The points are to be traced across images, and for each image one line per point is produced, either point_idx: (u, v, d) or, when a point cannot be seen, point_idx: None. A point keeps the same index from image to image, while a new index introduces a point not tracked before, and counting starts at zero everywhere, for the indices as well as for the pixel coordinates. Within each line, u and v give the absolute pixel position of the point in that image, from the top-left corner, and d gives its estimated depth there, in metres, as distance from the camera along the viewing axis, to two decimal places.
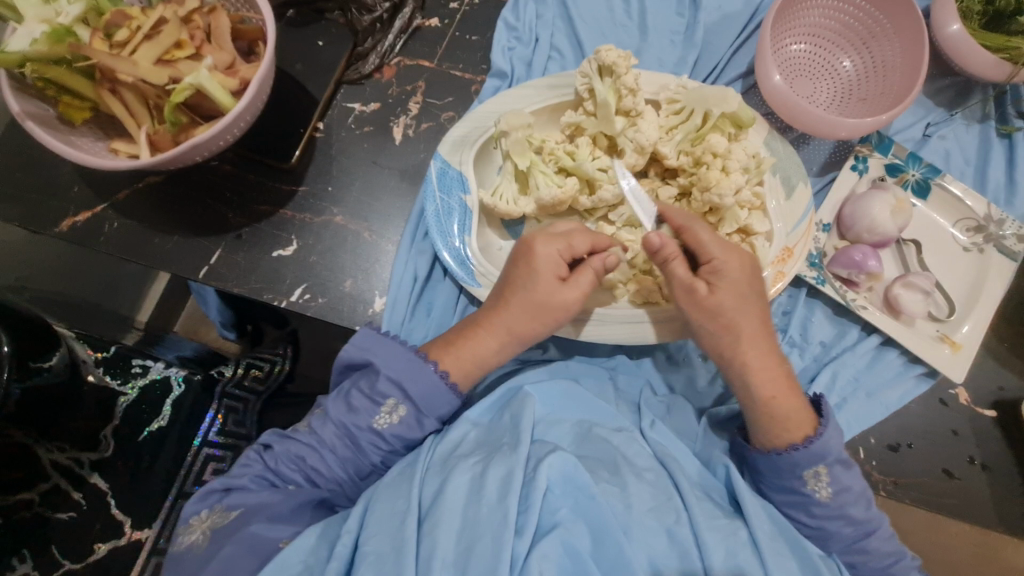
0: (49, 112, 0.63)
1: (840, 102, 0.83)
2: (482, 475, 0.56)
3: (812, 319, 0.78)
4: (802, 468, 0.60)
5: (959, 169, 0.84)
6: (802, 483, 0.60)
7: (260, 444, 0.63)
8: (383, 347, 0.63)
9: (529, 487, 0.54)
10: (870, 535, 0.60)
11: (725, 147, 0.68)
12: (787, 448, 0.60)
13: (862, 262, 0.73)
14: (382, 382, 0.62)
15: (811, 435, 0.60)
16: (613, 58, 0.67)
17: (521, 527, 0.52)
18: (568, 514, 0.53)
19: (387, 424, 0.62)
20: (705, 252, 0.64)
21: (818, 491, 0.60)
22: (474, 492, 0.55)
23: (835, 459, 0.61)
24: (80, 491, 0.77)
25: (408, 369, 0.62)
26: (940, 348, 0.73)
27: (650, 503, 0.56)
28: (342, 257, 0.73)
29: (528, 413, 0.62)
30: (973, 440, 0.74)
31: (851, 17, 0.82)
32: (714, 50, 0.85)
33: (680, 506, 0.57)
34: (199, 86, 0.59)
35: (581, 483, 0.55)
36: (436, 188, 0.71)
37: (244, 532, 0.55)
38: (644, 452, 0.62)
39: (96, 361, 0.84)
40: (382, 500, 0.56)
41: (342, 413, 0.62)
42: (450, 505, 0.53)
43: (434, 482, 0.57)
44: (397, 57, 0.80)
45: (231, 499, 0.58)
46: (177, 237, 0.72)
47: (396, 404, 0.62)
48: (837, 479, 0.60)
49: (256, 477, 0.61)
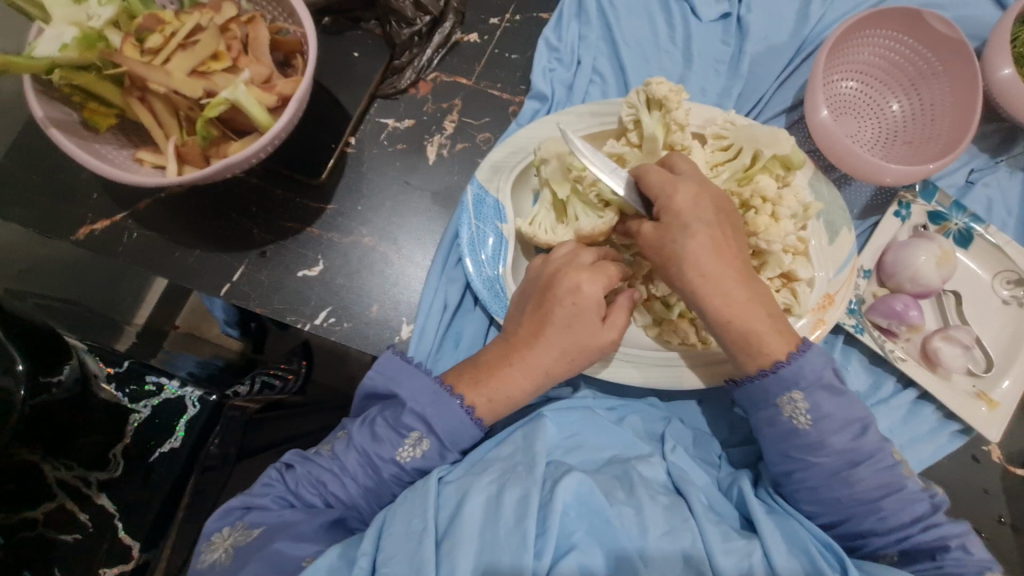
0: (72, 117, 0.59)
1: (885, 143, 0.81)
2: (498, 496, 0.55)
3: (848, 368, 0.75)
4: (774, 394, 0.58)
5: (1001, 218, 0.83)
6: (780, 411, 0.59)
7: (282, 462, 0.62)
8: (407, 376, 0.60)
9: (545, 509, 0.54)
10: (857, 463, 0.57)
11: (775, 191, 0.65)
12: (758, 374, 0.59)
13: (904, 312, 0.71)
14: (407, 415, 0.59)
15: (781, 361, 0.58)
16: (664, 92, 0.64)
17: (539, 549, 0.52)
18: (583, 537, 0.53)
19: (410, 458, 0.59)
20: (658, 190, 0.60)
21: (796, 419, 0.58)
22: (491, 513, 0.54)
23: (817, 384, 0.58)
24: (86, 512, 0.73)
25: (433, 401, 0.59)
26: (976, 405, 0.72)
27: (664, 526, 0.55)
28: (369, 281, 0.71)
29: (543, 435, 0.62)
30: (1003, 499, 0.73)
31: (901, 57, 0.80)
32: (759, 82, 0.83)
33: (694, 527, 0.56)
34: (235, 102, 0.57)
35: (595, 505, 0.55)
36: (471, 215, 0.68)
37: (269, 549, 0.54)
38: (660, 474, 0.63)
39: (107, 376, 0.79)
40: (398, 518, 0.55)
41: (366, 441, 0.59)
42: (469, 525, 0.53)
43: (451, 501, 0.56)
44: (433, 73, 0.78)
45: (252, 516, 0.57)
46: (199, 251, 0.69)
47: (420, 437, 0.59)
48: (817, 406, 0.57)
49: (277, 497, 0.59)
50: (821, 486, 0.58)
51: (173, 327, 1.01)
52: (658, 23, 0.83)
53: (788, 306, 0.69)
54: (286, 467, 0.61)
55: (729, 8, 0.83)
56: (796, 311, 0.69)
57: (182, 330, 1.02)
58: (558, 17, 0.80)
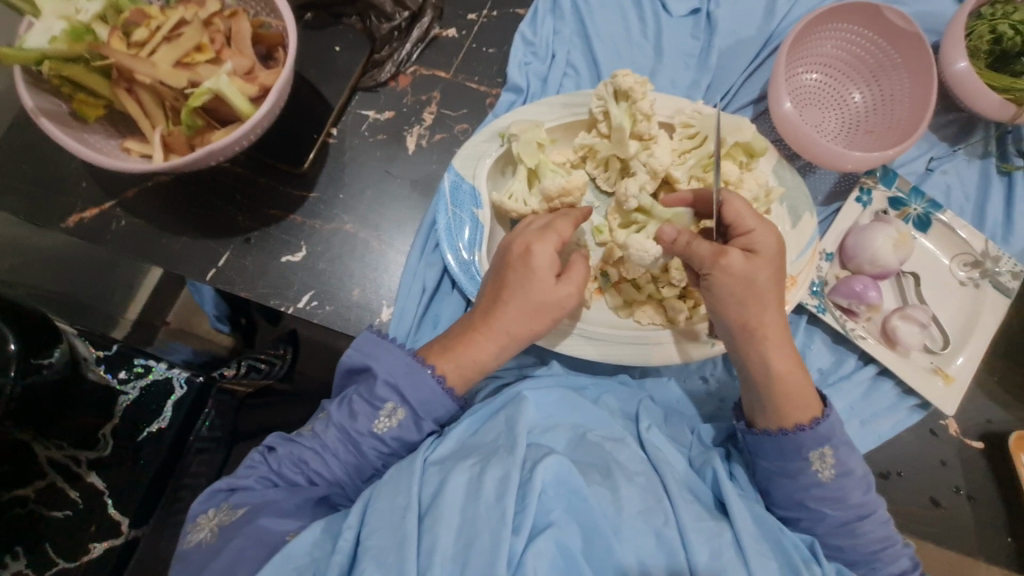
0: (62, 108, 0.62)
1: (848, 133, 0.85)
2: (480, 475, 0.57)
3: (811, 347, 0.79)
4: (807, 448, 0.61)
5: (959, 204, 0.86)
6: (808, 463, 0.62)
7: (263, 446, 0.64)
8: (382, 351, 0.63)
9: (525, 490, 0.56)
10: (863, 517, 0.61)
11: (737, 176, 0.70)
12: (793, 428, 0.62)
13: (863, 292, 0.75)
14: (381, 387, 0.62)
15: (818, 418, 0.62)
16: (630, 84, 0.68)
17: (518, 526, 0.53)
18: (561, 515, 0.55)
19: (387, 428, 0.62)
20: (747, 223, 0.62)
21: (821, 472, 0.61)
22: (473, 492, 0.56)
23: (839, 440, 0.62)
24: (76, 489, 0.76)
25: (406, 372, 0.62)
26: (932, 380, 0.75)
27: (639, 505, 0.58)
28: (351, 266, 0.73)
29: (524, 417, 0.63)
30: (960, 471, 0.76)
31: (863, 49, 0.84)
32: (727, 75, 0.86)
33: (669, 508, 0.59)
34: (218, 91, 0.59)
35: (574, 485, 0.57)
36: (448, 202, 0.71)
37: (252, 525, 0.56)
38: (637, 456, 0.64)
39: (96, 359, 0.81)
40: (382, 496, 0.57)
41: (343, 419, 0.62)
42: (451, 503, 0.55)
43: (433, 481, 0.58)
44: (413, 66, 0.80)
45: (236, 497, 0.60)
46: (185, 238, 0.72)
47: (395, 408, 0.62)
48: (841, 461, 0.62)
49: (261, 477, 0.61)
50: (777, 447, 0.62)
51: None
52: (630, 18, 0.86)
53: None
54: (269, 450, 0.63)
55: (698, 4, 0.87)
56: None
57: None
58: (534, 12, 0.83)
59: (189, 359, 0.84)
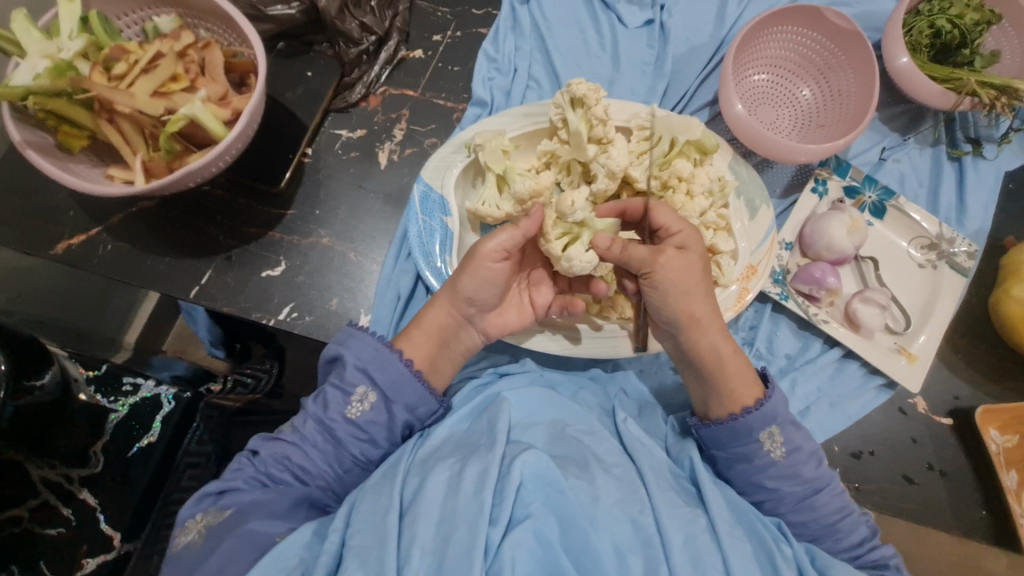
0: (48, 140, 0.66)
1: (801, 128, 0.88)
2: (460, 473, 0.59)
3: (778, 334, 0.82)
4: (757, 430, 0.64)
5: (913, 190, 0.90)
6: (760, 445, 0.64)
7: (248, 450, 0.65)
8: (353, 340, 0.66)
9: (503, 483, 0.57)
10: (818, 491, 0.64)
11: (690, 171, 0.72)
12: (741, 412, 0.65)
13: (821, 278, 0.78)
14: (350, 371, 0.64)
15: (761, 399, 0.65)
16: (584, 91, 0.72)
17: (495, 518, 0.55)
18: (539, 508, 0.56)
19: (360, 412, 0.64)
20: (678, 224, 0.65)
21: (773, 452, 0.64)
22: (452, 489, 0.57)
23: (785, 420, 0.66)
24: (69, 506, 0.78)
25: (375, 358, 0.65)
26: (896, 359, 0.78)
27: (616, 495, 0.60)
28: (329, 277, 0.76)
29: (504, 416, 0.65)
30: (931, 447, 0.78)
31: (809, 49, 0.88)
32: (682, 80, 0.91)
33: (645, 497, 0.60)
34: (193, 116, 0.63)
35: (552, 479, 0.58)
36: (418, 211, 0.75)
37: (242, 529, 0.57)
38: (613, 449, 0.66)
39: (88, 379, 0.85)
40: (367, 499, 0.59)
41: (319, 410, 0.64)
42: (431, 501, 0.56)
43: (415, 481, 0.60)
44: (382, 87, 0.85)
45: (225, 499, 0.61)
46: (169, 258, 0.75)
47: (366, 392, 0.65)
48: (790, 439, 0.64)
49: (248, 478, 0.63)
50: (741, 424, 0.64)
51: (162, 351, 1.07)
52: (587, 32, 0.91)
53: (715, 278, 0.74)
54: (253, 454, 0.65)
55: (652, 15, 0.92)
56: (723, 282, 0.75)
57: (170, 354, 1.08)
58: (495, 31, 0.88)
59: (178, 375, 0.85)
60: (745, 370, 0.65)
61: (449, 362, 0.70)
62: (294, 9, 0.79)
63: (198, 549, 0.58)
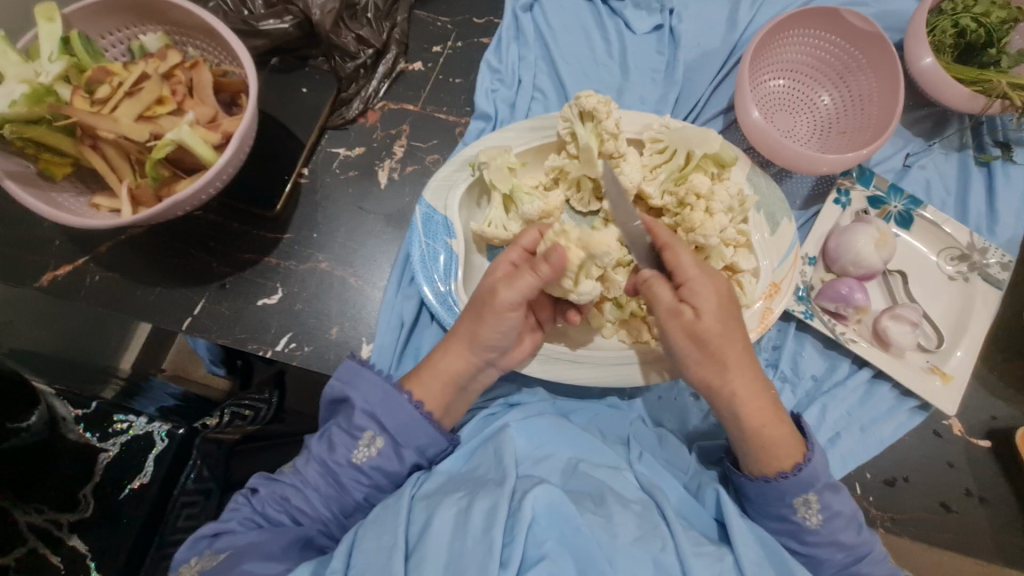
0: (29, 169, 0.62)
1: (820, 135, 0.84)
2: (468, 508, 0.55)
3: (802, 354, 0.78)
4: (790, 496, 0.59)
5: (940, 198, 0.85)
6: (792, 510, 0.60)
7: (247, 488, 0.61)
8: (359, 380, 0.62)
9: (514, 520, 0.53)
10: (861, 559, 0.60)
11: (708, 187, 0.68)
12: (775, 476, 0.60)
13: (848, 295, 0.73)
14: (358, 415, 0.60)
15: (801, 464, 0.59)
16: (593, 104, 0.68)
17: (506, 559, 0.51)
18: (554, 546, 0.52)
19: (366, 458, 0.60)
20: (683, 271, 0.60)
21: (808, 519, 0.59)
22: (460, 527, 0.53)
23: (824, 484, 0.60)
24: (59, 554, 0.75)
25: (384, 400, 0.61)
26: (930, 380, 0.73)
27: (634, 533, 0.55)
28: (328, 304, 0.73)
29: (510, 447, 0.62)
30: (969, 472, 0.74)
31: (826, 53, 0.84)
32: (695, 87, 0.87)
33: (666, 533, 0.56)
34: (180, 142, 0.60)
35: (566, 515, 0.54)
36: (421, 234, 0.70)
37: (237, 570, 0.53)
38: (631, 485, 0.62)
39: (76, 418, 0.82)
40: (369, 535, 0.55)
41: (323, 451, 0.60)
42: (437, 540, 0.52)
43: (421, 517, 0.56)
44: (381, 102, 0.81)
45: (221, 542, 0.57)
46: (160, 289, 0.72)
47: (373, 436, 0.60)
48: (827, 505, 0.59)
49: (244, 519, 0.59)
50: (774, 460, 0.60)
51: (160, 370, 0.79)
52: (594, 39, 0.87)
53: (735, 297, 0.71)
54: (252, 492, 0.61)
55: (661, 20, 0.87)
56: (744, 301, 0.70)
57: (169, 373, 0.79)
58: (498, 40, 0.84)
59: (164, 404, 0.82)
60: (772, 400, 0.61)
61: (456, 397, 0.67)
62: (287, 24, 0.76)
63: None
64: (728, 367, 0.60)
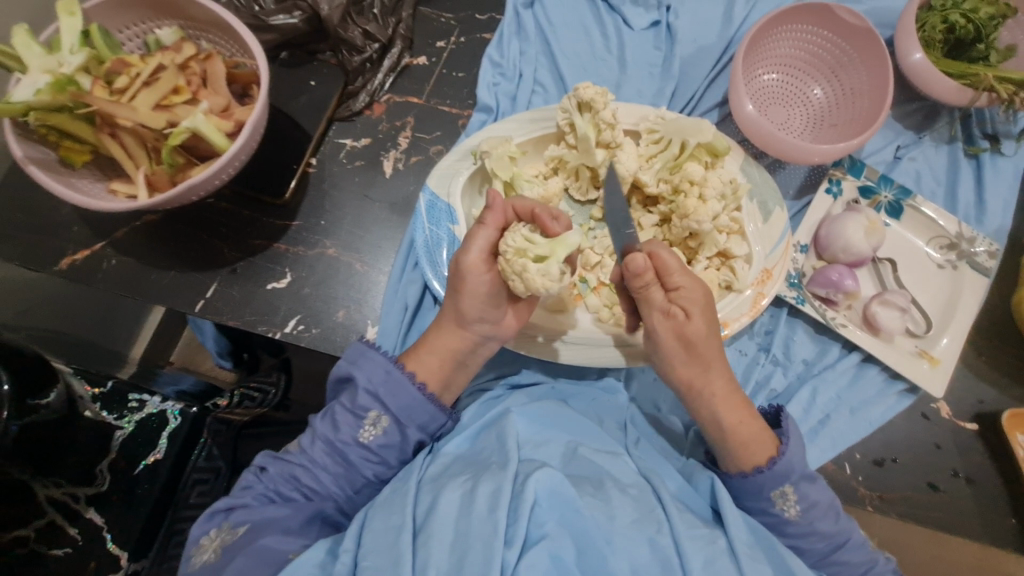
0: (50, 156, 0.65)
1: (813, 128, 0.87)
2: (473, 490, 0.57)
3: (794, 339, 0.80)
4: (769, 489, 0.63)
5: (930, 188, 0.88)
6: (771, 503, 0.63)
7: (256, 467, 0.63)
8: (364, 360, 0.64)
9: (517, 501, 0.55)
10: (841, 547, 0.63)
11: (701, 175, 0.70)
12: (752, 472, 0.63)
13: (839, 281, 0.75)
14: (361, 395, 0.63)
15: (774, 457, 0.63)
16: (591, 95, 0.70)
17: (510, 538, 0.53)
18: (555, 528, 0.54)
19: (372, 437, 0.63)
20: (672, 278, 0.63)
21: (787, 510, 0.63)
22: (465, 506, 0.55)
23: (800, 476, 0.63)
24: (76, 526, 0.76)
25: (387, 381, 0.63)
26: (918, 363, 0.75)
27: (632, 515, 0.57)
28: (334, 288, 0.75)
29: (512, 431, 0.64)
30: (956, 454, 0.76)
31: (819, 47, 0.87)
32: (691, 81, 0.89)
33: (662, 517, 0.58)
34: (196, 129, 0.62)
35: (565, 499, 0.56)
36: (424, 220, 0.73)
37: (255, 545, 0.56)
38: (629, 469, 0.64)
39: (93, 396, 0.83)
40: (378, 516, 0.57)
41: (328, 430, 0.63)
42: (444, 518, 0.55)
43: (428, 497, 0.58)
44: (386, 95, 0.84)
45: (236, 516, 0.59)
46: (174, 272, 0.74)
47: (378, 416, 0.63)
48: (804, 496, 0.63)
49: (259, 495, 0.61)
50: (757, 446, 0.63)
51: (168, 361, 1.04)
52: (593, 35, 0.90)
53: (728, 282, 0.73)
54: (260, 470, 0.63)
55: (658, 17, 0.90)
56: (737, 286, 0.73)
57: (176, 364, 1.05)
58: (500, 36, 0.87)
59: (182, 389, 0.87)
60: None
61: (459, 380, 0.69)
62: (297, 19, 0.79)
63: (211, 568, 0.56)
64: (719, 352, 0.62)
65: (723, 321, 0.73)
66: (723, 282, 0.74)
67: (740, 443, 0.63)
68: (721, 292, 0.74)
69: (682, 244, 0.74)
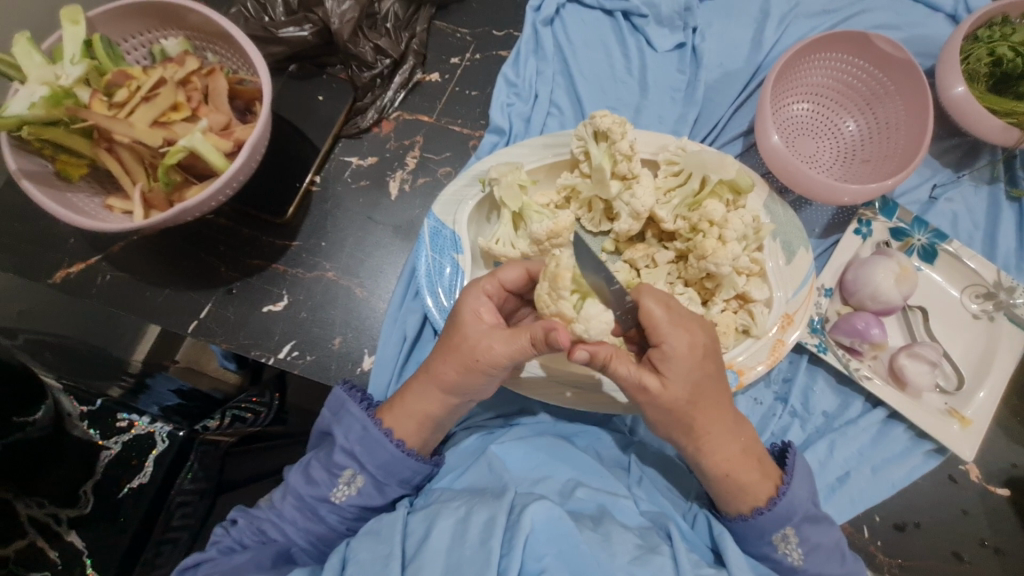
0: (47, 168, 0.63)
1: (843, 162, 0.82)
2: (466, 518, 0.54)
3: (814, 389, 0.75)
4: (770, 533, 0.60)
5: (967, 233, 0.82)
6: (773, 547, 0.60)
7: (228, 519, 0.62)
8: (344, 414, 0.61)
9: (512, 531, 0.52)
10: None
11: (722, 215, 0.66)
12: (752, 514, 0.60)
13: (865, 330, 0.71)
14: (338, 453, 0.60)
15: (774, 497, 0.60)
16: (608, 124, 0.66)
17: (504, 569, 0.50)
18: (554, 561, 0.51)
19: (346, 496, 0.60)
20: (657, 332, 0.55)
21: (790, 555, 0.59)
22: (458, 535, 0.52)
23: (803, 516, 0.60)
24: (56, 549, 0.76)
25: (363, 440, 0.60)
26: (947, 423, 0.70)
27: (633, 552, 0.53)
28: (332, 313, 0.72)
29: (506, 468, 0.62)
30: (984, 521, 0.71)
31: (854, 77, 0.82)
32: (714, 108, 0.85)
33: (668, 554, 0.54)
34: (193, 149, 0.60)
35: (566, 530, 0.52)
36: (428, 248, 0.70)
37: None
38: (634, 512, 0.61)
39: (81, 415, 0.83)
40: (364, 545, 0.55)
41: (301, 485, 0.60)
42: (436, 549, 0.52)
43: (419, 528, 0.55)
44: (396, 112, 0.81)
45: (202, 570, 0.57)
46: (168, 290, 0.72)
47: (354, 475, 0.60)
48: (813, 562, 0.59)
49: (223, 547, 0.59)
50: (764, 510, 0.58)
51: (172, 363, 0.77)
52: (614, 55, 0.86)
53: (746, 326, 0.69)
54: (233, 523, 0.61)
55: (684, 38, 0.86)
56: (755, 332, 0.68)
57: (181, 366, 0.77)
58: (516, 54, 0.83)
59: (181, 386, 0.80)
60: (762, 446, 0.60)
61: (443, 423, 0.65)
62: (307, 31, 0.76)
63: None
64: (726, 404, 0.59)
65: (738, 369, 0.68)
66: (741, 326, 0.69)
67: (751, 502, 0.60)
68: (737, 336, 0.70)
69: (698, 284, 0.69)
